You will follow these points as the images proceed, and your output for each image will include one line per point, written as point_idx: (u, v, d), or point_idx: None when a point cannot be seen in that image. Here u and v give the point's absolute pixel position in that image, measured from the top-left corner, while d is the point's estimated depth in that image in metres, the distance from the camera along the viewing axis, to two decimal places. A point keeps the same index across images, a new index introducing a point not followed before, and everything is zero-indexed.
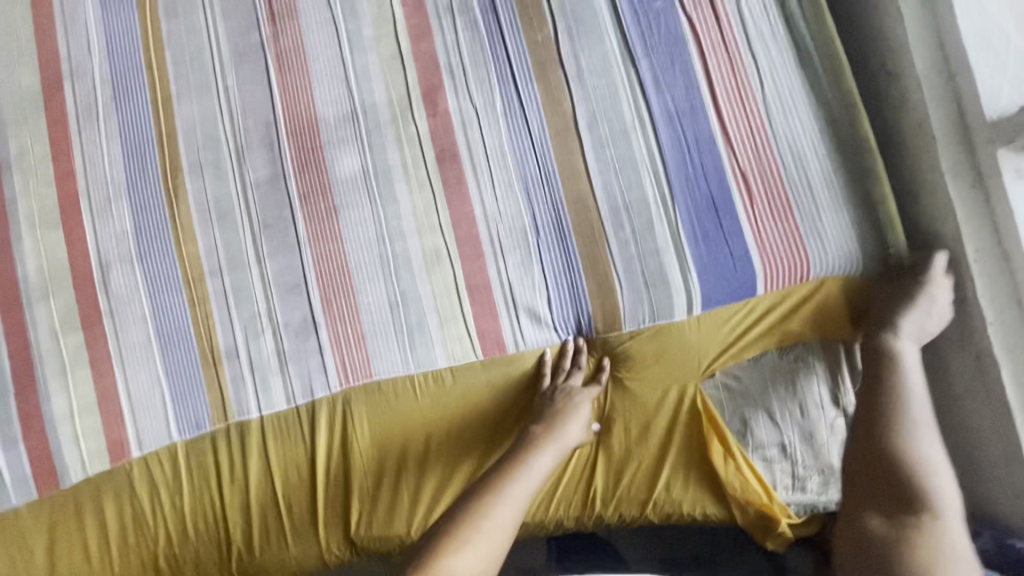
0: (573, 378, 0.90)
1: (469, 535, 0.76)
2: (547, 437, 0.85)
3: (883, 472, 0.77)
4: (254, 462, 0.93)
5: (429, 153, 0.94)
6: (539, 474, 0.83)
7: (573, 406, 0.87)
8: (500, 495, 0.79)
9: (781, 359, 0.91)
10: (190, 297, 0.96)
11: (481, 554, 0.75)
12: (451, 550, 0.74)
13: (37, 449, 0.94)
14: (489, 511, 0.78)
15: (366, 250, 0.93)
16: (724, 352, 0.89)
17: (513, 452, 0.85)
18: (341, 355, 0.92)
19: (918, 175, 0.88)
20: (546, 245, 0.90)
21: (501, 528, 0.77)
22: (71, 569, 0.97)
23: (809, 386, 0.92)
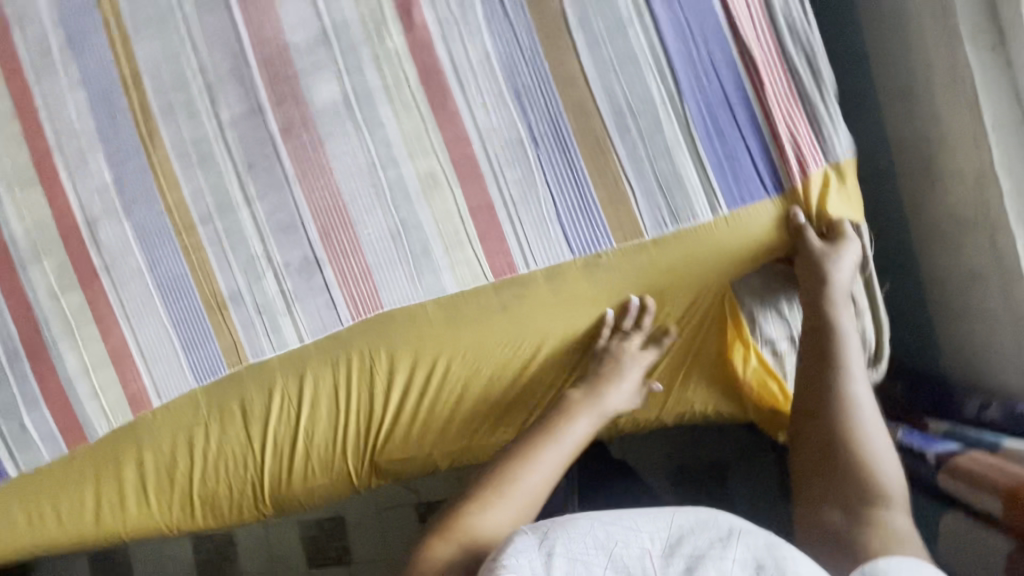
0: (628, 343, 0.90)
1: (494, 496, 0.74)
2: (586, 403, 0.87)
3: (830, 385, 0.80)
4: (274, 400, 0.95)
5: (411, 71, 0.88)
6: (573, 441, 0.83)
7: (619, 373, 0.89)
8: (532, 461, 0.78)
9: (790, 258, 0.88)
10: (184, 247, 0.95)
11: (504, 517, 0.73)
12: (475, 510, 0.73)
13: (60, 405, 0.96)
14: (519, 476, 0.76)
15: (359, 180, 0.90)
16: (737, 255, 0.86)
17: (548, 416, 0.85)
18: (349, 289, 0.90)
19: (934, 44, 0.81)
20: (547, 155, 0.86)
21: (532, 491, 0.76)
22: (111, 513, 1.01)
23: None
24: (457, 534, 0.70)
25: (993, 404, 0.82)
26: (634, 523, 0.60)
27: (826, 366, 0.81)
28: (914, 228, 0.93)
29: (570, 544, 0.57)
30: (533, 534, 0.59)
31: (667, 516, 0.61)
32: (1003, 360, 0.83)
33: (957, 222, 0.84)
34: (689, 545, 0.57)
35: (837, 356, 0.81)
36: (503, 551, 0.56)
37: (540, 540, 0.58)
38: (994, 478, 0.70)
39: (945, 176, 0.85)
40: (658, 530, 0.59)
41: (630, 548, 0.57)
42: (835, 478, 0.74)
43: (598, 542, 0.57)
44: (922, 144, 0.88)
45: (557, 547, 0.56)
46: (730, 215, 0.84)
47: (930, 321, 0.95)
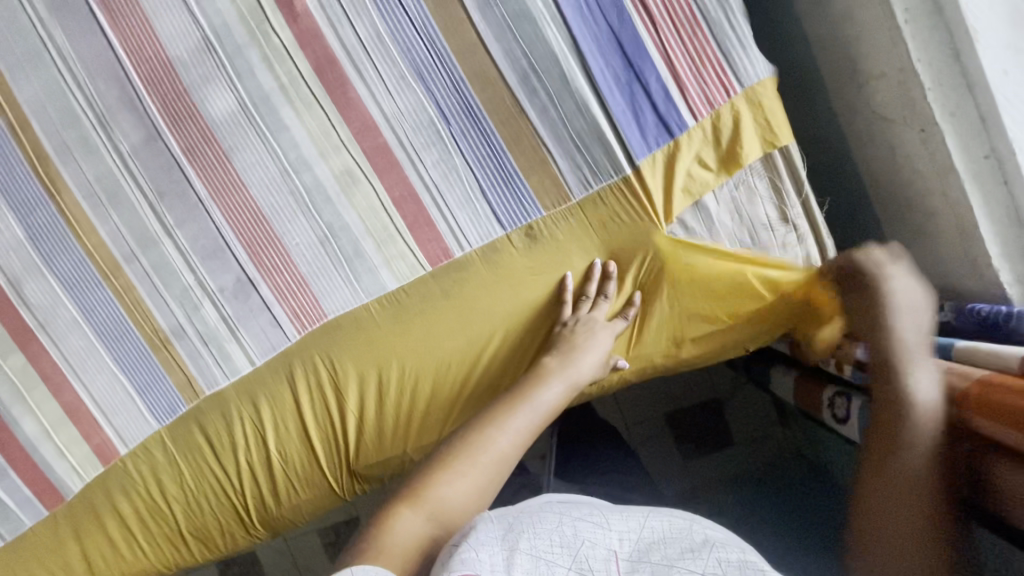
0: (598, 308, 0.84)
1: (462, 465, 0.67)
2: (558, 365, 0.80)
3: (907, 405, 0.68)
4: (239, 426, 0.94)
5: (305, 66, 0.83)
6: (544, 408, 0.76)
7: (590, 338, 0.82)
8: (501, 426, 0.72)
9: (723, 192, 0.82)
10: (114, 288, 0.91)
11: (468, 490, 0.66)
12: (441, 479, 0.66)
13: (28, 469, 0.95)
14: (488, 441, 0.70)
15: (275, 191, 0.86)
16: (665, 198, 0.81)
17: (520, 383, 0.79)
18: (290, 304, 0.89)
19: None
20: (460, 132, 0.82)
21: (498, 460, 0.69)
22: (106, 564, 1.01)
23: (753, 206, 0.83)
24: (420, 507, 0.63)
25: (946, 309, 0.81)
26: (604, 521, 0.58)
27: (894, 436, 0.68)
28: (849, 138, 0.90)
29: (535, 539, 0.54)
30: (499, 524, 0.55)
31: (639, 517, 0.59)
32: (950, 259, 0.81)
33: (887, 125, 0.81)
34: (658, 553, 0.55)
35: (910, 425, 0.67)
36: (465, 540, 0.52)
37: (503, 532, 0.54)
38: (947, 382, 0.70)
39: (869, 80, 0.81)
40: (628, 532, 0.57)
41: (597, 548, 0.54)
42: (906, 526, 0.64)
43: (564, 540, 0.54)
44: (844, 50, 0.83)
45: (521, 542, 0.53)
46: (637, 169, 0.80)
47: (879, 230, 0.93)
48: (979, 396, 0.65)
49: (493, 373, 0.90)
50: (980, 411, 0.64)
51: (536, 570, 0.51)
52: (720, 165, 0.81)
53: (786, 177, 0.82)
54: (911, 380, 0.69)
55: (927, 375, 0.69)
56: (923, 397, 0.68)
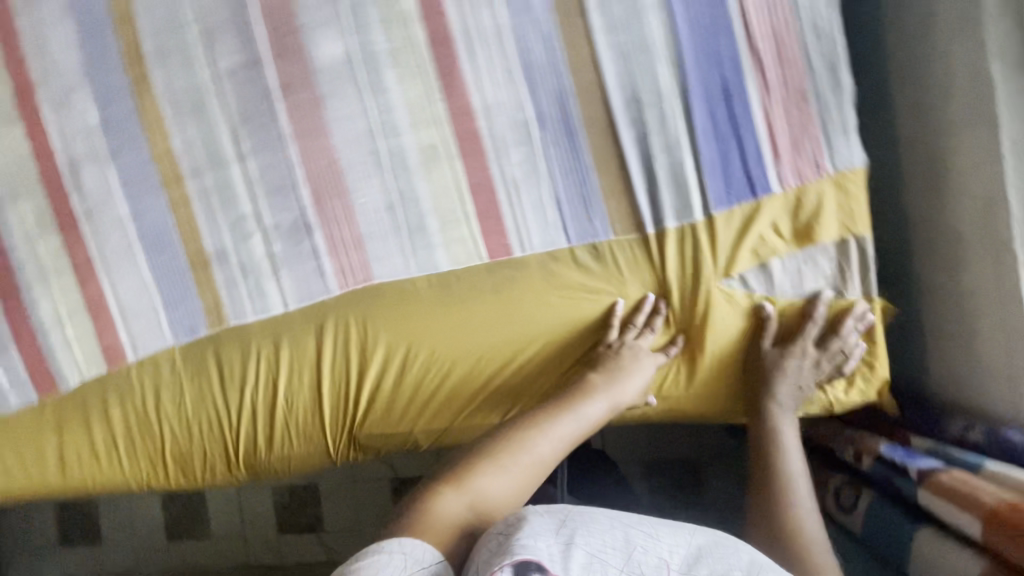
0: (644, 339, 0.85)
1: (504, 460, 0.69)
2: (603, 382, 0.81)
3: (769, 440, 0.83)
4: (254, 362, 0.94)
5: (420, 37, 0.84)
6: (587, 421, 0.77)
7: (637, 364, 0.83)
8: (544, 429, 0.73)
9: (787, 265, 0.83)
10: (170, 199, 0.92)
11: (507, 487, 0.68)
12: (485, 471, 0.68)
13: (30, 354, 0.94)
14: (531, 444, 0.71)
15: (357, 146, 0.87)
16: (737, 253, 0.82)
17: (564, 393, 0.80)
18: (339, 259, 0.90)
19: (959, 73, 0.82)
20: (552, 140, 0.83)
21: (538, 463, 0.71)
22: (81, 468, 0.99)
23: (817, 287, 0.85)
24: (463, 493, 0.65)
25: (978, 428, 0.83)
26: (653, 531, 0.60)
27: (770, 452, 0.82)
28: (915, 244, 0.94)
29: (589, 537, 0.57)
30: (553, 517, 0.58)
31: (687, 533, 0.61)
32: (988, 383, 0.84)
33: (961, 242, 0.85)
34: (705, 567, 0.57)
35: (776, 443, 0.82)
36: (518, 528, 0.55)
37: (558, 525, 0.57)
38: (979, 498, 0.70)
39: (955, 197, 0.85)
40: (677, 545, 0.59)
41: (648, 555, 0.57)
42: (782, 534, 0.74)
43: (617, 543, 0.57)
44: (936, 163, 0.88)
45: (577, 537, 0.56)
46: (711, 218, 0.81)
47: (919, 336, 0.95)
48: (1011, 517, 0.66)
49: (519, 377, 0.91)
50: (1011, 535, 0.66)
51: (591, 567, 0.54)
52: (793, 236, 0.83)
53: (853, 262, 0.84)
54: (777, 415, 0.84)
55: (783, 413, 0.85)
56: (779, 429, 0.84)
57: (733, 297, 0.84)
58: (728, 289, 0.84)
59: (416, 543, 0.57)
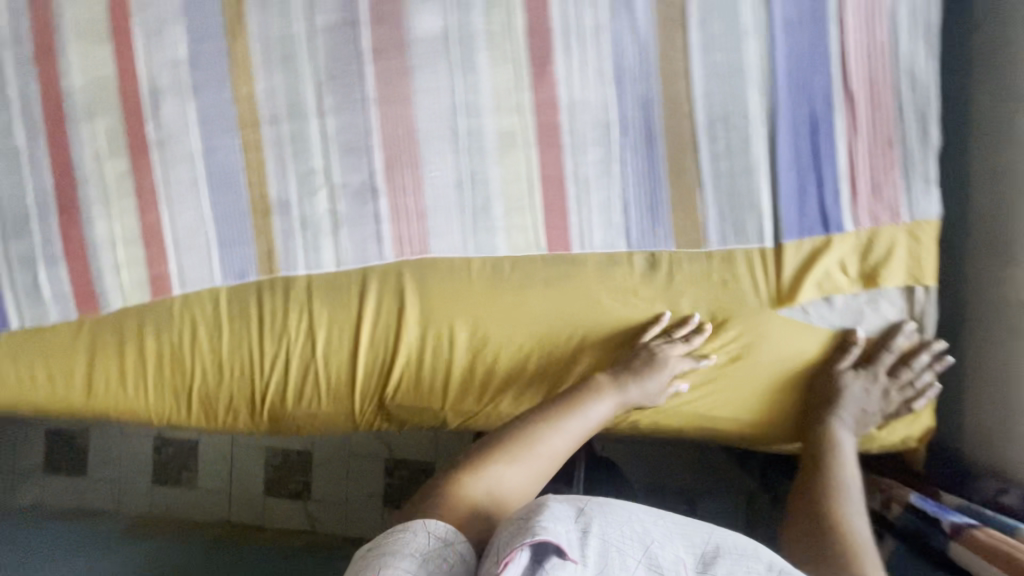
0: (674, 346, 0.83)
1: (518, 452, 0.72)
2: (612, 385, 0.81)
3: (821, 452, 0.79)
4: (296, 316, 0.94)
5: (519, 23, 0.84)
6: (596, 420, 0.79)
7: (654, 367, 0.82)
8: (556, 425, 0.75)
9: (855, 300, 0.83)
10: (244, 142, 0.93)
11: (513, 484, 0.69)
12: (500, 462, 0.70)
13: (79, 270, 0.96)
14: (543, 439, 0.73)
15: (438, 120, 0.88)
16: (805, 282, 0.81)
17: (575, 390, 0.81)
18: (399, 227, 0.90)
19: None
20: (631, 146, 0.84)
21: (551, 457, 0.73)
22: (108, 393, 0.99)
23: (883, 327, 0.84)
24: (477, 485, 0.67)
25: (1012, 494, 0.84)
26: (669, 528, 0.61)
27: (822, 463, 0.78)
28: (969, 307, 0.94)
29: (608, 528, 0.57)
30: (571, 506, 0.59)
31: (703, 533, 0.62)
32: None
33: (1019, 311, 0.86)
34: (722, 567, 0.58)
35: (831, 456, 0.78)
36: (537, 512, 0.56)
37: (576, 514, 0.58)
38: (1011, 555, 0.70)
39: (1019, 267, 0.86)
40: (693, 545, 0.60)
41: (666, 550, 0.57)
42: (822, 530, 0.68)
43: (635, 535, 0.57)
44: (1005, 231, 0.88)
45: (596, 526, 0.57)
46: (781, 247, 0.82)
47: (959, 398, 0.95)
48: None
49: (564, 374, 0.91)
50: None
51: (608, 556, 0.55)
52: (859, 275, 0.83)
53: (914, 309, 0.84)
54: (836, 431, 0.81)
55: (843, 433, 0.81)
56: (837, 445, 0.80)
57: (789, 325, 0.83)
58: (786, 317, 0.83)
59: (443, 525, 0.60)
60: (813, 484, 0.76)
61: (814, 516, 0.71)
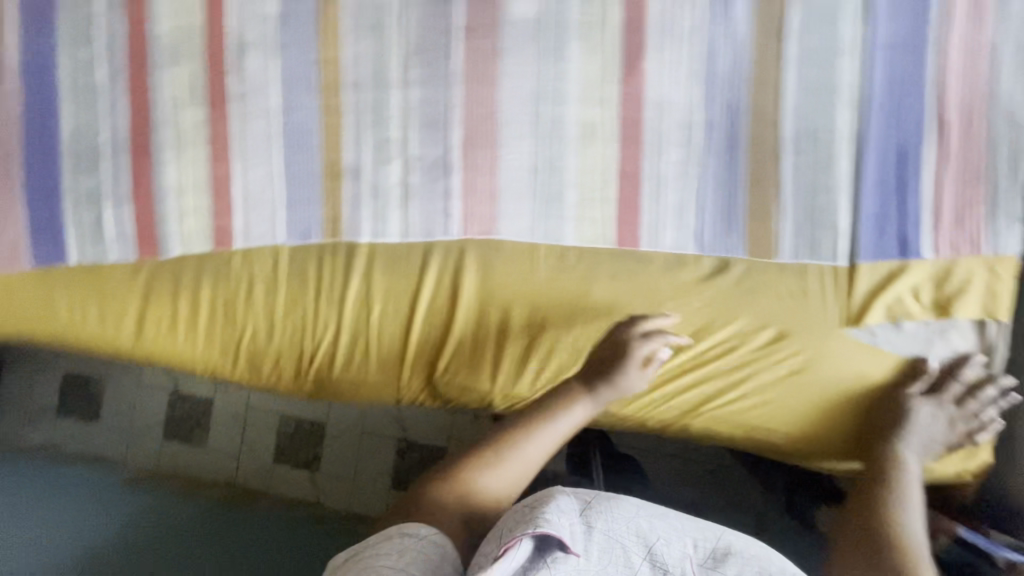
0: (654, 344, 0.84)
1: (492, 457, 0.79)
2: (586, 391, 0.84)
3: (883, 471, 0.80)
4: (355, 283, 0.95)
5: (617, 15, 0.84)
6: (571, 424, 0.83)
7: (624, 363, 0.84)
8: (530, 432, 0.81)
9: (929, 327, 0.83)
10: (323, 104, 0.93)
11: (494, 487, 0.77)
12: (476, 467, 0.78)
13: (143, 212, 0.96)
14: (517, 445, 0.80)
15: (521, 103, 0.88)
16: (880, 304, 0.82)
17: (550, 397, 0.85)
18: (469, 206, 0.90)
19: None
20: (713, 151, 0.84)
21: (526, 463, 0.79)
22: (157, 338, 1.00)
23: (953, 357, 0.85)
24: (457, 491, 0.76)
25: None
26: (679, 523, 0.71)
27: (884, 481, 0.79)
28: None
29: (613, 523, 0.69)
30: (580, 500, 0.70)
31: (715, 531, 0.71)
32: None
33: None
34: (726, 561, 0.67)
35: (894, 475, 0.79)
36: (547, 506, 0.67)
37: (584, 509, 0.69)
38: None
39: None
40: (704, 538, 0.70)
41: (668, 545, 0.68)
42: (878, 542, 0.70)
43: (639, 532, 0.69)
44: None
45: (600, 523, 0.68)
46: (855, 267, 0.82)
47: None
48: None
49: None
50: None
51: (611, 548, 0.67)
52: (933, 304, 0.83)
53: (986, 343, 0.85)
54: (901, 453, 0.82)
55: (908, 455, 0.82)
56: (901, 465, 0.81)
57: (858, 347, 0.84)
58: (852, 339, 0.83)
59: (428, 528, 0.69)
60: (871, 499, 0.77)
61: (875, 532, 0.72)
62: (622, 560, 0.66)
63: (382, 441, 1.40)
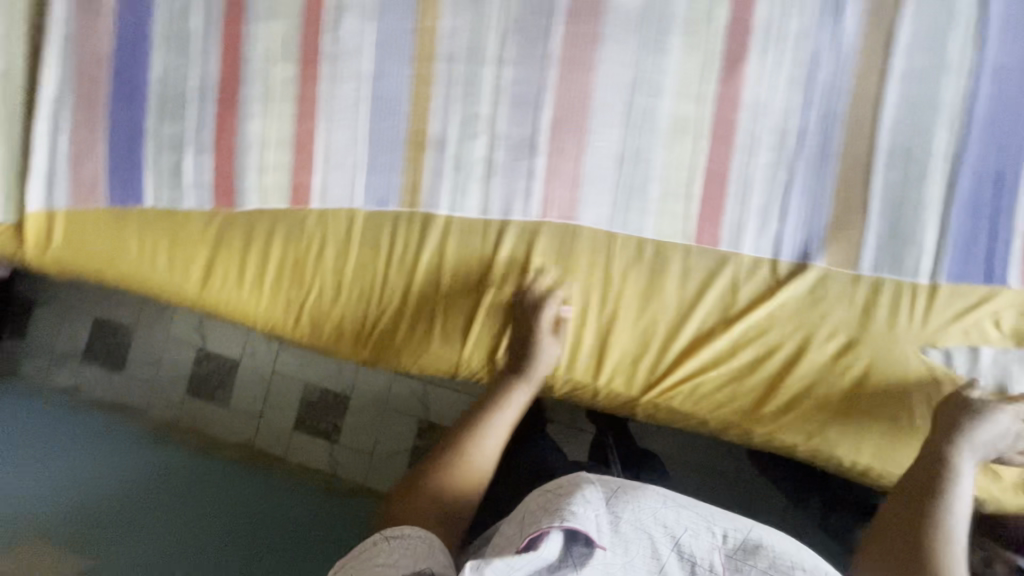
0: (561, 324, 0.92)
1: (450, 458, 0.83)
2: (518, 377, 0.90)
3: (935, 484, 0.74)
4: (427, 254, 0.95)
5: (723, 13, 0.84)
6: (515, 410, 0.88)
7: (536, 342, 0.90)
8: (484, 428, 0.85)
9: (1007, 354, 0.82)
10: (415, 73, 0.93)
11: (460, 478, 0.81)
12: (436, 471, 0.82)
13: (224, 163, 0.97)
14: (472, 443, 0.84)
15: (615, 91, 0.88)
16: (954, 327, 0.82)
17: (492, 389, 0.91)
18: (551, 188, 0.91)
19: None
20: (804, 158, 0.84)
21: (484, 458, 0.84)
22: (223, 289, 1.00)
23: None
24: (416, 499, 0.79)
25: None
26: (710, 515, 0.66)
27: (933, 497, 0.73)
28: None
29: (640, 509, 0.65)
30: (604, 488, 0.66)
31: (750, 526, 0.65)
32: None
33: None
34: (762, 557, 0.61)
35: (944, 490, 0.73)
36: (570, 495, 0.64)
37: (609, 496, 0.65)
38: None
39: None
40: (738, 530, 0.65)
41: (698, 537, 0.63)
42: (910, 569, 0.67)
43: (669, 522, 0.63)
44: None
45: (625, 513, 0.64)
46: (937, 287, 0.82)
47: None
48: None
49: (692, 369, 0.88)
50: None
51: (637, 538, 0.62)
52: (1014, 331, 0.82)
53: None
54: (957, 463, 0.75)
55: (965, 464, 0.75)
56: (955, 476, 0.74)
57: (931, 368, 0.82)
58: (927, 359, 0.82)
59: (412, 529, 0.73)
60: (914, 515, 0.72)
61: (912, 553, 0.68)
62: (650, 553, 0.61)
63: (402, 419, 1.45)
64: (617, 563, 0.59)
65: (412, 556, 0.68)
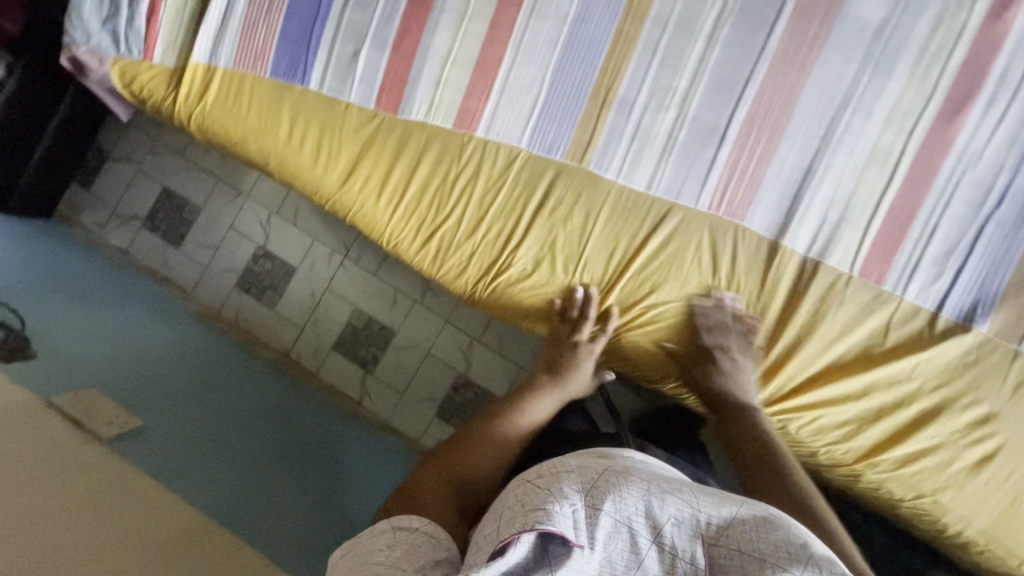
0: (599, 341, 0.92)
1: (473, 437, 0.79)
2: (553, 385, 0.89)
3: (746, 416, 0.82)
4: (579, 212, 0.92)
5: (959, 54, 0.81)
6: (542, 413, 0.86)
7: (576, 359, 0.91)
8: (516, 421, 0.82)
9: None
10: (620, 28, 0.90)
11: (470, 461, 0.75)
12: (456, 450, 0.76)
13: (398, 66, 0.94)
14: (496, 428, 0.81)
15: (822, 102, 0.85)
16: None
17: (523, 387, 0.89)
18: (727, 182, 0.88)
19: None
20: (997, 222, 0.82)
21: (508, 445, 0.80)
22: (361, 190, 0.98)
23: None
24: (429, 477, 0.71)
25: None
26: (694, 499, 0.53)
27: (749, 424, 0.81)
28: None
29: (620, 500, 0.51)
30: (581, 476, 0.53)
31: (733, 504, 0.52)
32: None
33: None
34: (739, 539, 0.49)
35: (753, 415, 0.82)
36: (547, 485, 0.51)
37: (585, 487, 0.52)
38: None
39: None
40: (716, 514, 0.51)
41: (680, 529, 0.50)
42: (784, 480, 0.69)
43: (649, 513, 0.50)
44: None
45: (606, 502, 0.50)
46: None
47: None
48: None
49: (822, 396, 0.86)
50: None
51: (617, 535, 0.49)
52: None
53: None
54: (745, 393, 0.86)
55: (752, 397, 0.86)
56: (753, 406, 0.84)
57: None
58: None
59: (420, 518, 0.61)
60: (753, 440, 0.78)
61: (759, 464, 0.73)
62: (630, 555, 0.48)
63: (443, 371, 1.43)
64: (595, 561, 0.47)
65: (412, 554, 0.55)
